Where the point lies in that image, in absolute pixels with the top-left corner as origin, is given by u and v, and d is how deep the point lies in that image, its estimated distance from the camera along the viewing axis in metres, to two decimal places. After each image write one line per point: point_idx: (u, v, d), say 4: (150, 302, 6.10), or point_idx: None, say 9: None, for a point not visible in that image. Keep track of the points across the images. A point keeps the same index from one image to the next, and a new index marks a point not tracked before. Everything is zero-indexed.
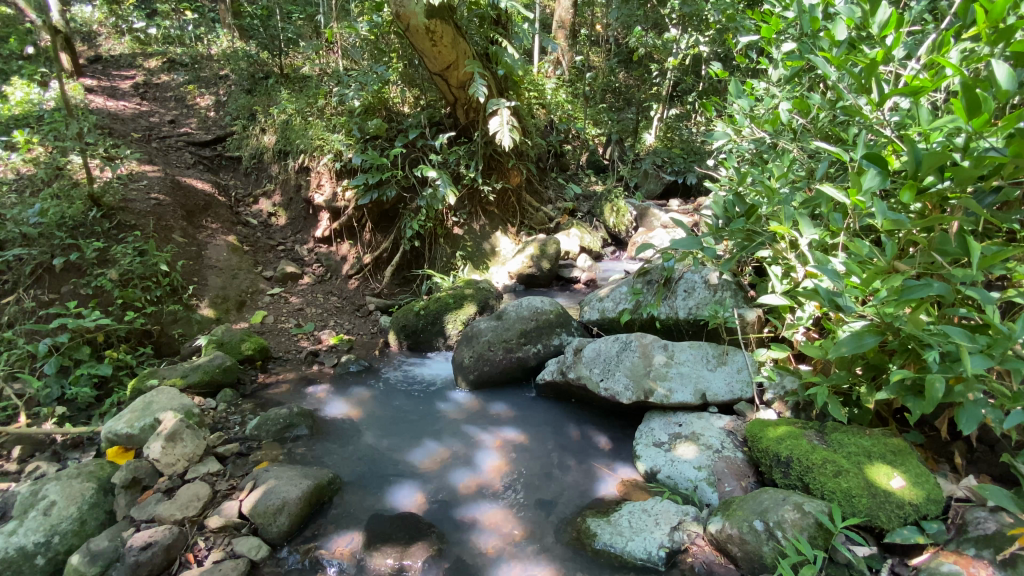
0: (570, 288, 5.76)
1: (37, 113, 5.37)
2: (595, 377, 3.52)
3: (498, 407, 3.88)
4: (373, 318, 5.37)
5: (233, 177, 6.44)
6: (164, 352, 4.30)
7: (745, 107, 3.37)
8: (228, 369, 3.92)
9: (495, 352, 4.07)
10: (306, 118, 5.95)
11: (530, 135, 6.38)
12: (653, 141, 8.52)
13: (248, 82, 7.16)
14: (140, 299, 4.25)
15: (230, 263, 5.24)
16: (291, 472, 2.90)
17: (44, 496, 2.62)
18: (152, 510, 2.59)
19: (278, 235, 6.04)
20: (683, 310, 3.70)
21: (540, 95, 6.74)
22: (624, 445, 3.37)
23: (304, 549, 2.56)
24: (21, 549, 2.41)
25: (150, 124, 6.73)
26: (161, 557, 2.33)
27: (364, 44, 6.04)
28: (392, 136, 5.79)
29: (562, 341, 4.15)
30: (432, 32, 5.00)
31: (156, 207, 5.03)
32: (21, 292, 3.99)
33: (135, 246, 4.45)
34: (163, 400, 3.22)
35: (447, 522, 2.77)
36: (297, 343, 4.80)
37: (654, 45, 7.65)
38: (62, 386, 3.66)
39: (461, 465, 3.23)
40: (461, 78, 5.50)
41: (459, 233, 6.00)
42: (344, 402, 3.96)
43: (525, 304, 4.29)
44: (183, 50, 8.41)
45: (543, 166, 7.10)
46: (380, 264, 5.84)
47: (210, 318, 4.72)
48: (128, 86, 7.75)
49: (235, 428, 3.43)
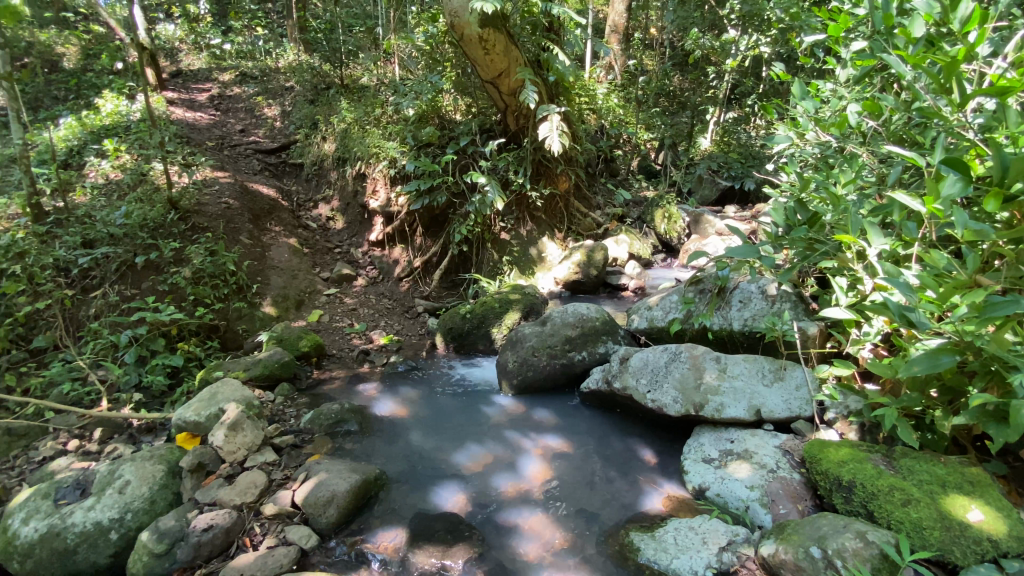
0: (617, 295, 5.71)
1: (125, 124, 6.04)
2: (642, 388, 3.43)
3: (542, 413, 3.86)
4: (421, 320, 5.52)
5: (296, 182, 6.76)
6: (229, 346, 4.57)
7: (810, 109, 3.23)
8: (286, 365, 4.12)
9: (539, 358, 4.06)
10: (363, 126, 6.21)
11: (580, 140, 6.38)
12: (709, 145, 8.40)
13: (311, 93, 7.53)
14: (209, 296, 4.56)
15: (291, 263, 5.50)
16: (341, 465, 3.01)
17: (120, 475, 2.81)
18: (213, 494, 2.74)
19: (335, 238, 6.27)
20: (737, 322, 3.59)
21: (590, 100, 6.72)
22: (670, 460, 3.28)
23: (350, 542, 2.64)
24: (98, 523, 2.62)
25: (223, 133, 7.22)
26: (220, 540, 2.48)
27: (419, 53, 6.24)
28: (444, 143, 5.97)
29: (608, 349, 4.08)
30: (485, 41, 5.07)
31: (226, 211, 5.38)
32: (107, 287, 4.37)
33: (207, 247, 4.80)
34: (227, 391, 3.39)
35: (488, 525, 2.79)
36: (350, 342, 5.01)
37: (711, 46, 7.42)
38: (139, 374, 3.95)
39: (502, 470, 3.24)
40: (512, 86, 5.54)
41: (506, 239, 6.06)
42: (392, 401, 4.08)
43: (571, 310, 4.25)
44: (253, 65, 8.98)
45: (592, 171, 7.10)
46: (429, 268, 5.98)
47: (271, 316, 4.97)
48: (204, 98, 8.33)
49: (291, 421, 3.60)
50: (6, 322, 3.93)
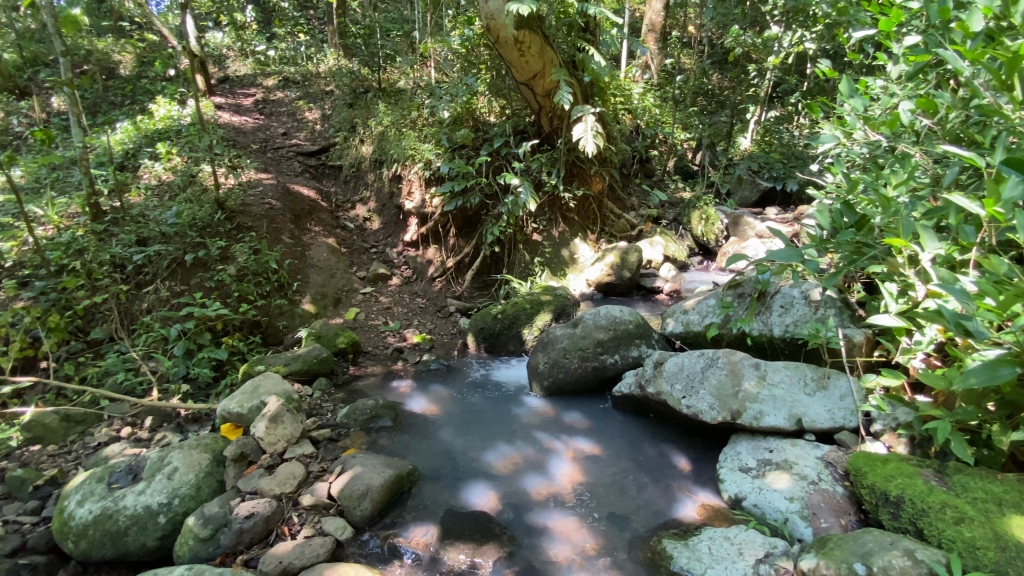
0: (652, 298, 5.63)
1: (176, 128, 6.36)
2: (677, 394, 3.37)
3: (572, 416, 3.84)
4: (453, 319, 5.58)
5: (334, 184, 6.94)
6: (271, 341, 4.74)
7: (859, 107, 3.10)
8: (324, 360, 4.24)
9: (570, 360, 4.04)
10: (400, 129, 6.33)
11: (614, 141, 6.32)
12: (749, 145, 8.19)
13: (350, 97, 7.74)
14: (252, 293, 4.75)
15: (329, 262, 5.66)
16: (374, 460, 3.07)
17: (169, 462, 2.92)
18: (255, 483, 2.84)
19: (371, 238, 6.42)
20: (778, 327, 3.49)
21: (626, 100, 6.66)
22: (704, 468, 3.21)
23: (383, 535, 2.69)
24: (147, 507, 2.71)
25: (267, 136, 7.50)
26: (261, 527, 2.58)
27: (455, 56, 6.32)
28: (478, 144, 6.03)
29: (641, 352, 4.02)
30: (520, 42, 5.09)
31: (269, 211, 5.58)
32: (159, 283, 4.59)
33: (251, 246, 5.00)
34: (268, 384, 3.52)
35: (518, 525, 2.79)
36: (384, 340, 5.12)
37: (753, 44, 7.22)
38: (186, 366, 4.13)
39: (532, 470, 3.24)
40: (546, 87, 5.54)
41: (537, 240, 6.05)
42: (424, 398, 4.14)
43: (603, 312, 4.21)
44: (296, 70, 9.30)
45: (627, 172, 7.02)
46: (462, 268, 6.04)
47: (311, 313, 5.13)
48: (249, 103, 8.67)
49: (328, 415, 3.71)
50: (67, 314, 4.17)
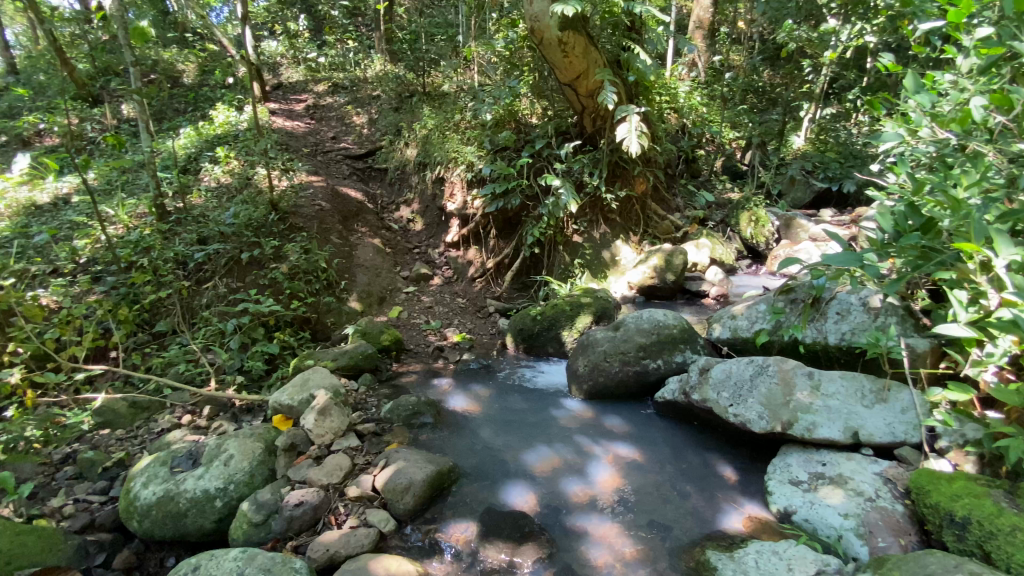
0: (697, 302, 5.50)
1: (234, 133, 6.71)
2: (723, 401, 3.28)
3: (613, 420, 3.80)
4: (493, 320, 5.63)
5: (380, 186, 7.13)
6: (319, 337, 4.93)
7: (925, 104, 2.92)
8: (369, 356, 4.37)
9: (612, 364, 3.99)
10: (443, 131, 6.45)
11: (659, 141, 6.21)
12: (802, 144, 7.87)
13: (396, 101, 7.94)
14: (303, 290, 4.96)
15: (374, 262, 5.82)
16: (417, 455, 3.14)
17: (225, 449, 3.06)
18: (304, 473, 2.97)
19: (415, 239, 6.56)
20: (834, 335, 3.35)
21: (672, 99, 6.53)
22: (751, 479, 3.10)
23: (425, 530, 2.75)
24: (205, 491, 2.84)
25: (317, 140, 7.80)
26: (310, 516, 2.71)
27: (498, 59, 6.37)
28: (520, 146, 6.06)
29: (685, 358, 3.93)
30: (564, 43, 5.09)
31: (319, 212, 5.80)
32: (218, 280, 4.85)
33: (302, 245, 5.22)
34: (318, 378, 3.66)
35: (557, 527, 2.79)
36: (426, 338, 5.22)
37: (808, 38, 6.92)
38: (241, 359, 4.35)
39: (571, 473, 3.23)
40: (590, 87, 5.51)
41: (578, 241, 6.01)
42: (464, 397, 4.19)
43: (646, 316, 4.15)
44: (344, 76, 9.62)
45: (672, 173, 6.89)
46: (501, 269, 6.08)
47: (357, 310, 5.30)
48: (301, 108, 9.05)
49: (373, 410, 3.82)
50: (135, 307, 4.47)
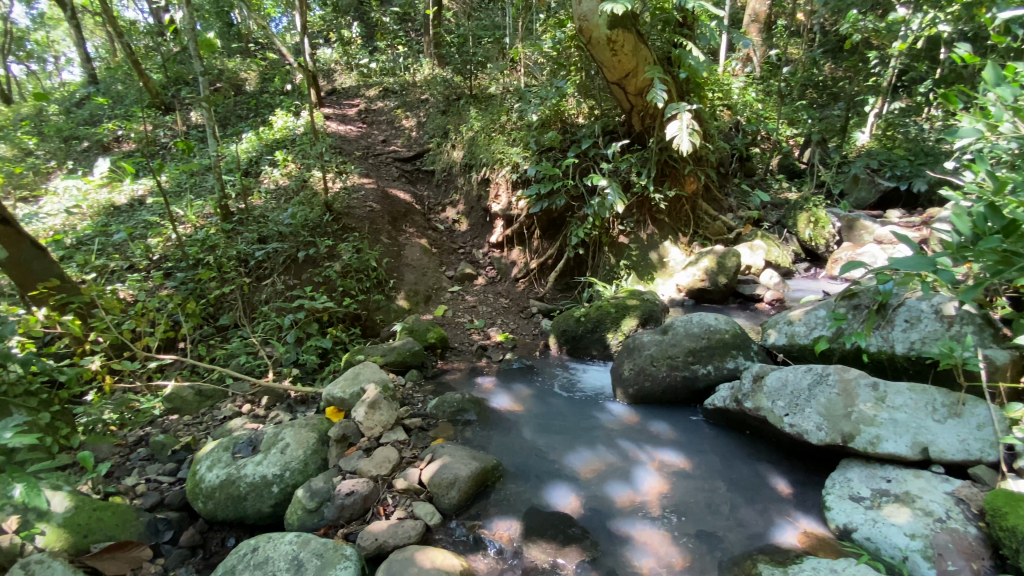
0: (750, 306, 5.30)
1: (291, 137, 7.03)
2: (779, 411, 3.14)
3: (659, 425, 3.72)
4: (536, 320, 5.63)
5: (427, 188, 7.28)
6: (368, 333, 5.10)
7: (1009, 96, 2.70)
8: (416, 353, 4.48)
9: (659, 368, 3.90)
10: (489, 133, 6.52)
11: (711, 139, 6.03)
12: (867, 141, 7.45)
13: (444, 104, 8.09)
14: (354, 288, 5.14)
15: (422, 262, 5.95)
16: (462, 451, 3.19)
17: (282, 437, 3.22)
18: (354, 463, 3.07)
19: (460, 239, 6.66)
20: (901, 344, 3.16)
21: (725, 96, 6.32)
22: (808, 493, 2.96)
23: (469, 525, 2.79)
24: (263, 477, 2.99)
25: (368, 143, 8.07)
26: (360, 505, 2.79)
27: (545, 60, 6.37)
28: (565, 146, 6.03)
29: (737, 364, 3.79)
30: (613, 42, 5.03)
31: (371, 213, 6.00)
32: (276, 277, 5.11)
33: (354, 245, 5.41)
34: (367, 372, 3.78)
35: (601, 531, 2.76)
36: (470, 337, 5.29)
37: (874, 28, 6.52)
38: (297, 352, 4.55)
39: (616, 478, 3.18)
40: (639, 85, 5.42)
41: (624, 242, 5.92)
42: (507, 396, 4.22)
43: (696, 320, 4.04)
44: (394, 80, 9.90)
45: (724, 172, 6.69)
46: (545, 270, 6.08)
47: (404, 308, 5.45)
48: (353, 113, 9.38)
49: (419, 405, 3.91)
50: (202, 302, 4.77)
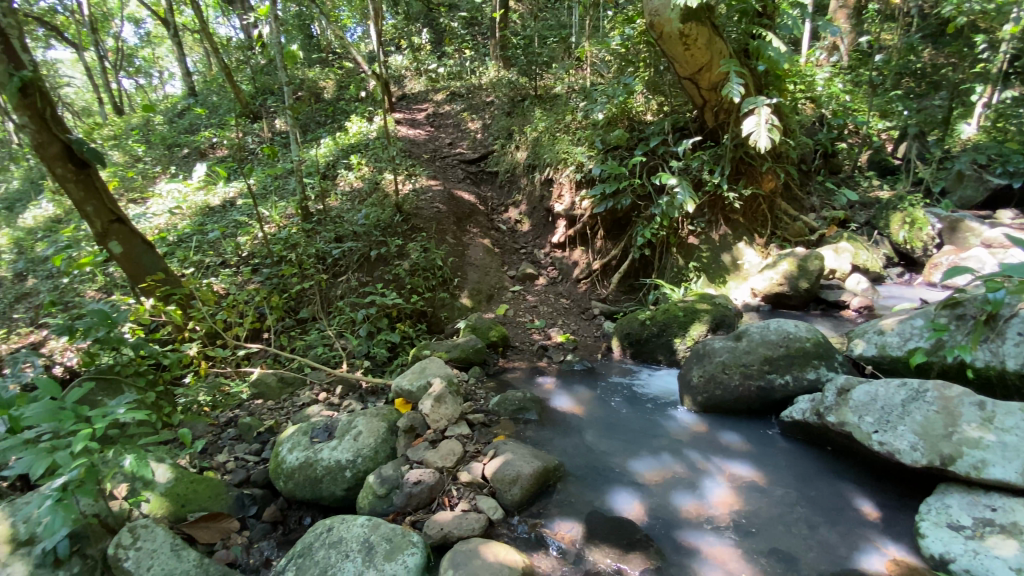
0: (834, 314, 4.96)
1: (365, 141, 7.39)
2: (866, 427, 2.92)
3: (729, 436, 3.55)
4: (598, 322, 5.56)
5: (491, 189, 7.37)
6: (433, 329, 5.25)
7: None
8: (479, 351, 4.57)
9: (731, 376, 3.72)
10: (554, 133, 6.51)
11: (791, 135, 5.69)
12: (973, 134, 6.80)
13: (509, 105, 8.17)
14: (421, 286, 5.32)
15: (485, 262, 6.04)
16: (524, 449, 3.21)
17: (355, 425, 3.38)
18: (421, 454, 3.18)
19: (522, 240, 6.68)
20: (1013, 360, 2.86)
21: (807, 88, 5.93)
22: (899, 518, 2.72)
23: (531, 523, 2.81)
24: (337, 461, 3.16)
25: (436, 146, 8.31)
26: (426, 494, 2.88)
27: (613, 57, 6.27)
28: (632, 145, 5.92)
29: (820, 375, 3.54)
30: (686, 36, 4.86)
31: (437, 214, 6.18)
32: (350, 274, 5.39)
33: (422, 245, 5.60)
34: (433, 367, 3.91)
35: (666, 540, 2.68)
36: (531, 336, 5.31)
37: (983, 10, 5.90)
38: (368, 345, 4.78)
39: (682, 487, 3.08)
40: (713, 80, 5.21)
41: (694, 243, 5.71)
42: (568, 397, 4.20)
43: (774, 327, 3.83)
44: (461, 84, 10.13)
45: (806, 169, 6.31)
46: (608, 271, 5.98)
47: (468, 306, 5.56)
48: (422, 117, 9.70)
49: (482, 401, 3.98)
50: (284, 296, 5.12)
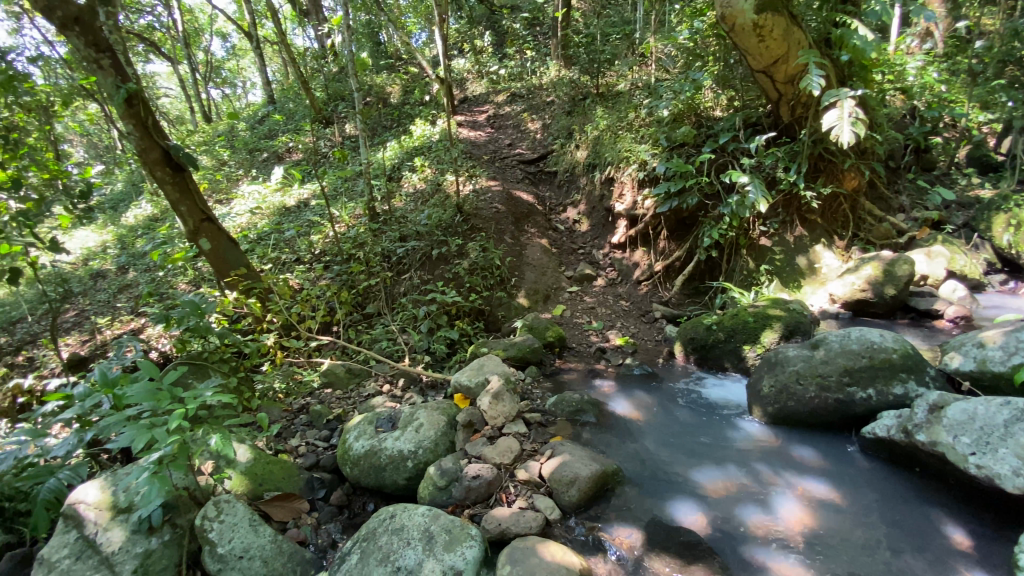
0: (925, 323, 4.55)
1: (428, 143, 7.62)
2: (962, 448, 2.66)
3: (802, 451, 3.34)
4: (659, 325, 5.41)
5: (549, 189, 7.33)
6: (491, 328, 5.32)
7: None
8: (536, 350, 4.58)
9: (805, 387, 3.50)
10: (616, 131, 6.40)
11: (877, 129, 5.28)
12: None
13: (570, 104, 8.12)
14: (480, 285, 5.40)
15: (542, 262, 6.04)
16: (582, 452, 3.18)
17: (417, 418, 3.49)
18: (479, 449, 3.23)
19: (580, 240, 6.58)
20: None
21: (897, 78, 5.49)
22: (1001, 551, 2.45)
23: (589, 526, 2.78)
24: (400, 451, 3.27)
25: (495, 147, 8.40)
26: (484, 489, 2.93)
27: (680, 51, 6.09)
28: (700, 141, 5.70)
29: (907, 391, 3.28)
30: (760, 27, 4.62)
31: (496, 214, 6.25)
32: (412, 272, 5.57)
33: (481, 244, 5.70)
34: (491, 364, 3.98)
35: (731, 555, 2.56)
36: (589, 338, 5.25)
37: None
38: (428, 341, 4.93)
39: (749, 501, 2.93)
40: (790, 72, 4.94)
41: (765, 245, 5.43)
42: (628, 402, 4.12)
43: (855, 336, 3.57)
44: (522, 85, 10.18)
45: (894, 166, 5.86)
46: (671, 273, 5.81)
47: (524, 306, 5.58)
48: (483, 118, 9.85)
49: (539, 401, 3.99)
50: (352, 292, 5.37)
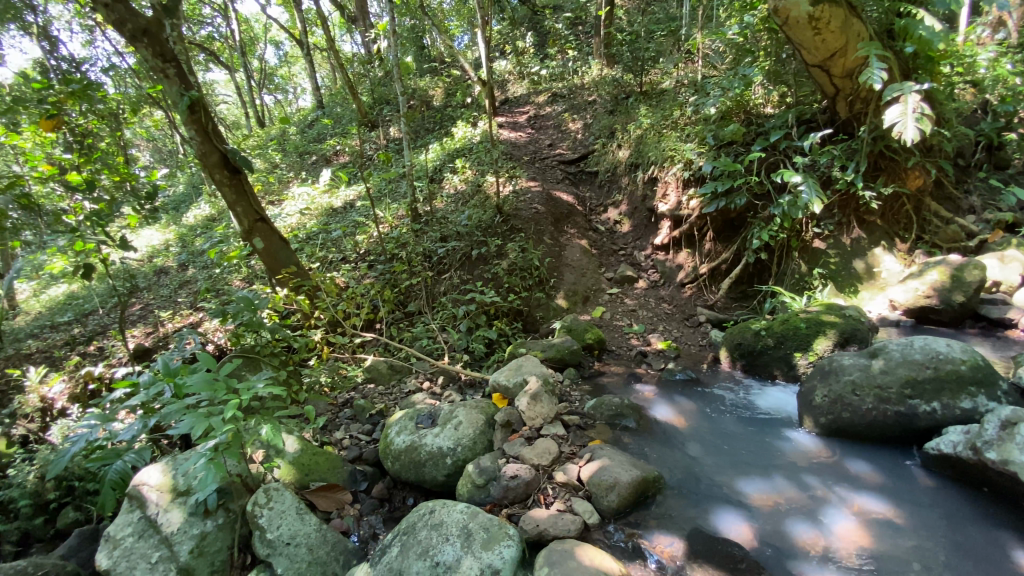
0: (998, 333, 4.23)
1: (469, 145, 7.70)
2: None
3: (857, 465, 3.17)
4: (703, 329, 5.27)
5: (589, 189, 7.25)
6: (529, 328, 5.32)
7: None
8: (574, 352, 4.55)
9: (862, 399, 3.32)
10: (660, 130, 6.27)
11: (945, 124, 4.95)
12: None
13: (612, 103, 8.02)
14: (519, 285, 5.41)
15: (582, 263, 5.98)
16: (621, 456, 3.14)
17: (456, 415, 3.53)
18: (517, 449, 3.23)
19: (621, 240, 6.49)
20: None
21: (967, 70, 5.13)
22: None
23: (628, 532, 2.74)
24: (439, 448, 3.32)
25: (536, 148, 8.40)
26: (522, 489, 2.93)
27: (728, 47, 5.90)
28: (749, 139, 5.50)
29: (977, 405, 3.06)
30: (816, 20, 4.42)
31: (536, 215, 6.24)
32: (453, 272, 5.64)
33: (520, 245, 5.71)
34: (529, 364, 3.98)
35: (778, 570, 2.46)
36: (629, 341, 5.16)
37: None
38: (467, 340, 4.98)
39: (798, 515, 2.81)
40: (848, 66, 4.69)
41: (819, 248, 5.18)
42: (669, 407, 4.03)
43: (919, 346, 3.36)
44: (563, 85, 10.14)
45: (963, 164, 5.49)
46: (717, 276, 5.63)
47: (563, 307, 5.54)
48: (524, 120, 9.87)
49: (577, 403, 3.95)
50: (394, 290, 5.49)
